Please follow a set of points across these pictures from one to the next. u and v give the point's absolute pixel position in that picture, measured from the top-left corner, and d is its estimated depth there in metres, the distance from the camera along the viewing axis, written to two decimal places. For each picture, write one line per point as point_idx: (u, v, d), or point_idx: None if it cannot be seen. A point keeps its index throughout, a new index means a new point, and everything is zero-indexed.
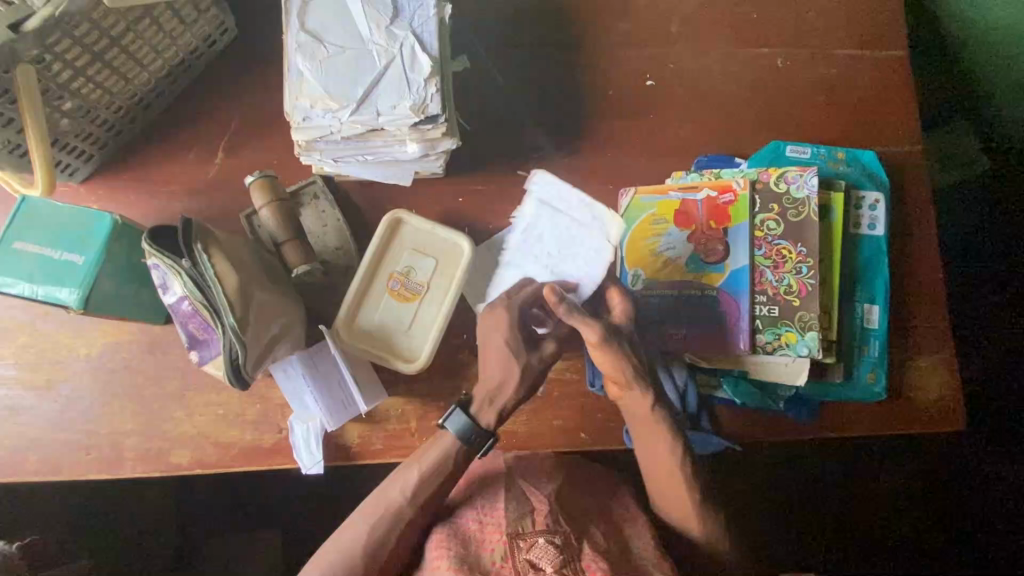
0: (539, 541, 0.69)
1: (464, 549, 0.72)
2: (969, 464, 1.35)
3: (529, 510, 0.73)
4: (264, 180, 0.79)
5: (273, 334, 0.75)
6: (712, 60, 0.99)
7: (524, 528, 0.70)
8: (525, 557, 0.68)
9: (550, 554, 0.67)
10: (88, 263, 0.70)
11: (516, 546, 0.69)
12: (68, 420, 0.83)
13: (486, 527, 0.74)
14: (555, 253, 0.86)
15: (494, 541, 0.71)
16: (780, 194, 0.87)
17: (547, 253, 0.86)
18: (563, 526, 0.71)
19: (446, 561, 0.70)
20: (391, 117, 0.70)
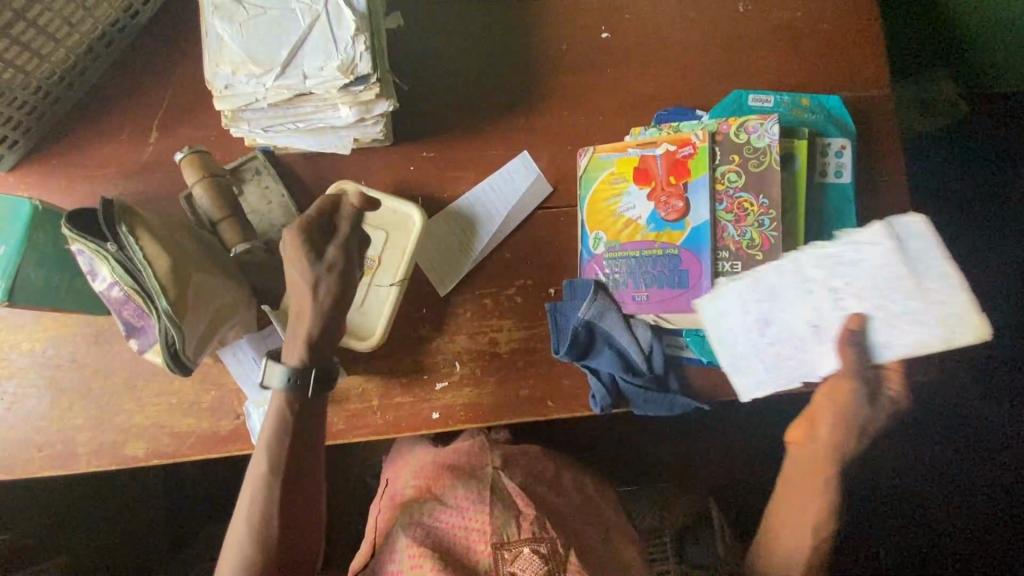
0: (524, 552, 0.77)
1: (448, 552, 0.79)
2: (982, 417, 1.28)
3: (515, 517, 0.80)
4: (193, 156, 0.75)
5: (215, 318, 0.72)
6: (669, 10, 0.94)
7: (509, 538, 0.78)
8: (509, 569, 0.76)
9: (534, 565, 0.76)
10: (11, 252, 0.66)
11: (501, 556, 0.77)
12: (16, 419, 0.80)
13: (471, 532, 0.81)
14: (875, 295, 0.62)
15: (479, 548, 0.79)
16: (740, 144, 0.84)
17: (859, 290, 0.63)
18: (548, 535, 0.78)
19: (430, 564, 0.77)
20: (318, 79, 0.66)
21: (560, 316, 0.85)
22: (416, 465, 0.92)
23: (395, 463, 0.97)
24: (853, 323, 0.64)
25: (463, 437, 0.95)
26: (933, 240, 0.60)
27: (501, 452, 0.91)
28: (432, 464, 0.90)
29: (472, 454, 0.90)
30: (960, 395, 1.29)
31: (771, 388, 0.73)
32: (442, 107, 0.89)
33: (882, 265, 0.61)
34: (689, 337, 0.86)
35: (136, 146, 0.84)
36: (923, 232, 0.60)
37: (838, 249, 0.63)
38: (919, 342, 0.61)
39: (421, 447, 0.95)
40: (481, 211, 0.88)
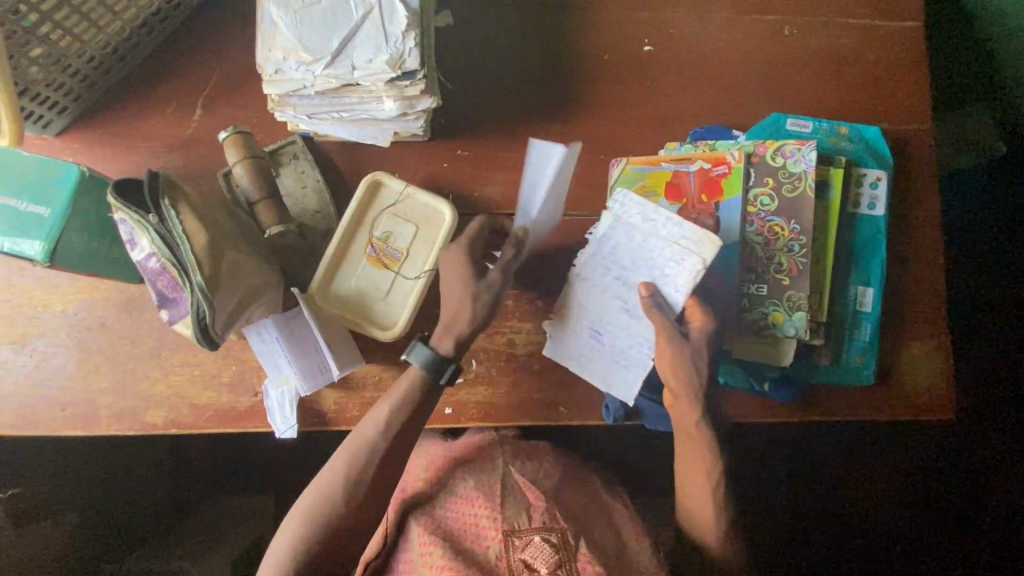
0: (534, 540, 0.79)
1: (460, 539, 0.81)
2: (963, 448, 1.32)
3: (526, 508, 0.82)
4: (236, 135, 0.76)
5: (245, 296, 0.73)
6: (713, 27, 0.94)
7: (519, 526, 0.80)
8: (520, 556, 0.78)
9: (544, 554, 0.77)
10: (54, 215, 0.67)
11: (511, 543, 0.79)
12: (43, 377, 0.82)
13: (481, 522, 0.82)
14: (630, 263, 0.80)
15: (488, 536, 0.81)
16: (776, 167, 0.83)
17: (621, 264, 0.80)
18: (558, 525, 0.80)
19: (441, 551, 0.78)
20: (367, 72, 0.67)
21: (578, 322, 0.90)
22: (423, 456, 0.92)
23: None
24: (644, 289, 0.77)
25: (471, 434, 0.94)
26: (645, 204, 0.79)
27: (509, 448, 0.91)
28: (443, 457, 0.90)
29: (479, 448, 0.91)
30: (953, 430, 1.32)
31: (633, 377, 0.81)
32: (480, 107, 0.90)
33: (629, 228, 0.80)
34: None
35: (179, 121, 0.86)
36: (637, 200, 0.80)
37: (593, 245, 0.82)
38: (693, 271, 0.76)
39: (430, 440, 0.96)
40: (509, 212, 0.89)
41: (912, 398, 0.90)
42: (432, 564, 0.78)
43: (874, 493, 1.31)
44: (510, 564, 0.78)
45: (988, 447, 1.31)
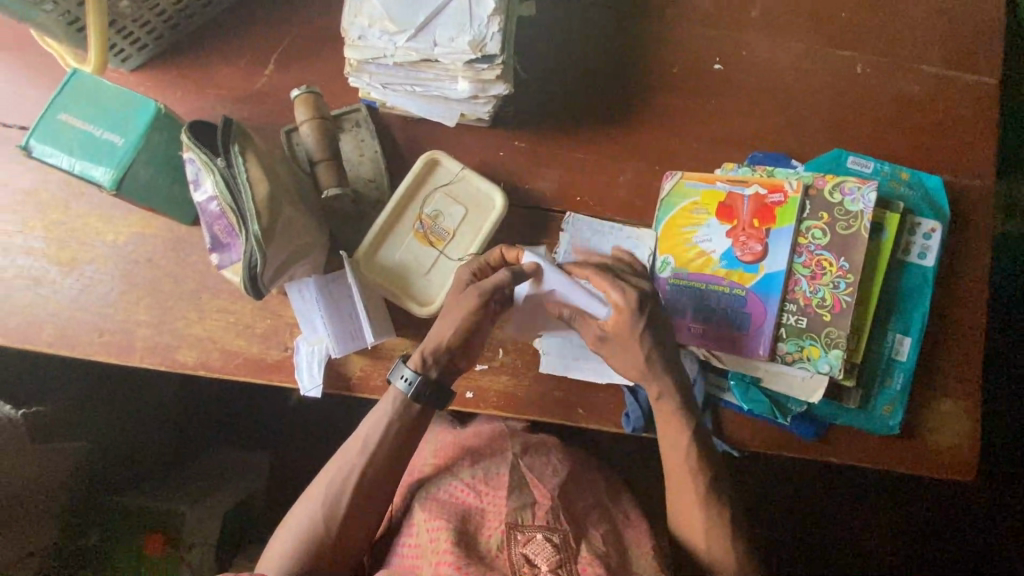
0: (536, 537, 0.77)
1: (463, 524, 0.80)
2: (971, 512, 1.30)
3: (531, 504, 0.81)
4: (307, 95, 0.77)
5: (294, 252, 0.74)
6: (786, 55, 0.94)
7: (524, 521, 0.79)
8: (521, 551, 0.76)
9: (545, 552, 0.75)
10: (127, 147, 0.69)
11: (514, 537, 0.78)
12: (84, 301, 0.84)
13: (486, 512, 0.82)
14: None
15: (492, 526, 0.80)
16: (832, 203, 0.83)
17: None
18: (562, 527, 0.78)
19: (446, 532, 0.78)
20: (447, 50, 0.68)
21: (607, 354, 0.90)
22: (433, 442, 0.94)
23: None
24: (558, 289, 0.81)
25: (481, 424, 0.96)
26: (592, 219, 0.90)
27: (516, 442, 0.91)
28: (452, 445, 0.92)
29: (488, 438, 0.93)
30: (963, 493, 1.30)
31: None
32: (544, 102, 0.91)
33: (583, 239, 0.89)
34: (732, 379, 0.85)
35: (252, 74, 0.88)
36: (582, 217, 0.90)
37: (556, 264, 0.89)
38: (647, 259, 0.88)
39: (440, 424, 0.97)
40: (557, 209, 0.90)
41: (934, 453, 0.88)
42: (434, 546, 0.78)
43: (871, 538, 1.31)
44: (510, 557, 0.76)
45: (996, 514, 1.29)
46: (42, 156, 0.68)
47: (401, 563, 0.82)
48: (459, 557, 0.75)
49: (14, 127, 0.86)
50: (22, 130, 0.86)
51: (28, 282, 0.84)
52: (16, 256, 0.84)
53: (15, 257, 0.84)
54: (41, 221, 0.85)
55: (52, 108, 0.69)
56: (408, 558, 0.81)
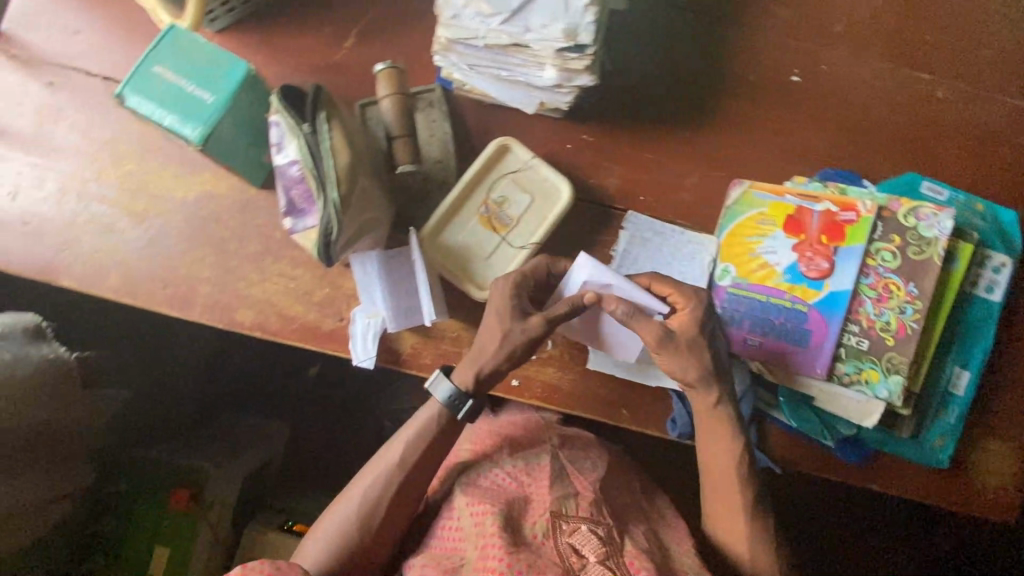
0: (581, 529, 0.77)
1: (507, 509, 0.80)
2: (1000, 557, 1.27)
3: (574, 495, 0.81)
4: (390, 70, 0.78)
5: (364, 224, 0.75)
6: (867, 72, 0.93)
7: (568, 511, 0.79)
8: (567, 541, 0.76)
9: (592, 544, 0.75)
10: (216, 104, 0.70)
11: (558, 526, 0.78)
12: (153, 252, 0.85)
13: (530, 499, 0.82)
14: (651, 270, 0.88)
15: (537, 513, 0.80)
16: (906, 227, 0.81)
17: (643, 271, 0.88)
18: (605, 520, 0.78)
19: (493, 517, 0.78)
20: (539, 36, 0.68)
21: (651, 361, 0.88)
22: (470, 429, 0.96)
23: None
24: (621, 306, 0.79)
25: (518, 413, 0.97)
26: (655, 220, 0.89)
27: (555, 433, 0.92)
28: (489, 432, 0.94)
29: (526, 428, 0.94)
30: (992, 536, 1.27)
31: None
32: (616, 98, 0.90)
33: (643, 240, 0.89)
34: (782, 395, 0.84)
35: (332, 45, 0.89)
36: (644, 217, 0.89)
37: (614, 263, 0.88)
38: (706, 265, 0.88)
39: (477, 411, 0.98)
40: (620, 206, 0.89)
41: (980, 491, 0.86)
42: (479, 530, 0.78)
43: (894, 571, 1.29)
44: (556, 547, 0.76)
45: None
46: (134, 107, 0.70)
47: (442, 547, 0.82)
48: (506, 542, 0.75)
49: (98, 77, 0.87)
50: (105, 81, 0.87)
51: (100, 229, 0.85)
52: (89, 204, 0.86)
53: (88, 205, 0.86)
54: (116, 170, 0.86)
55: (148, 60, 0.70)
56: (450, 541, 0.82)
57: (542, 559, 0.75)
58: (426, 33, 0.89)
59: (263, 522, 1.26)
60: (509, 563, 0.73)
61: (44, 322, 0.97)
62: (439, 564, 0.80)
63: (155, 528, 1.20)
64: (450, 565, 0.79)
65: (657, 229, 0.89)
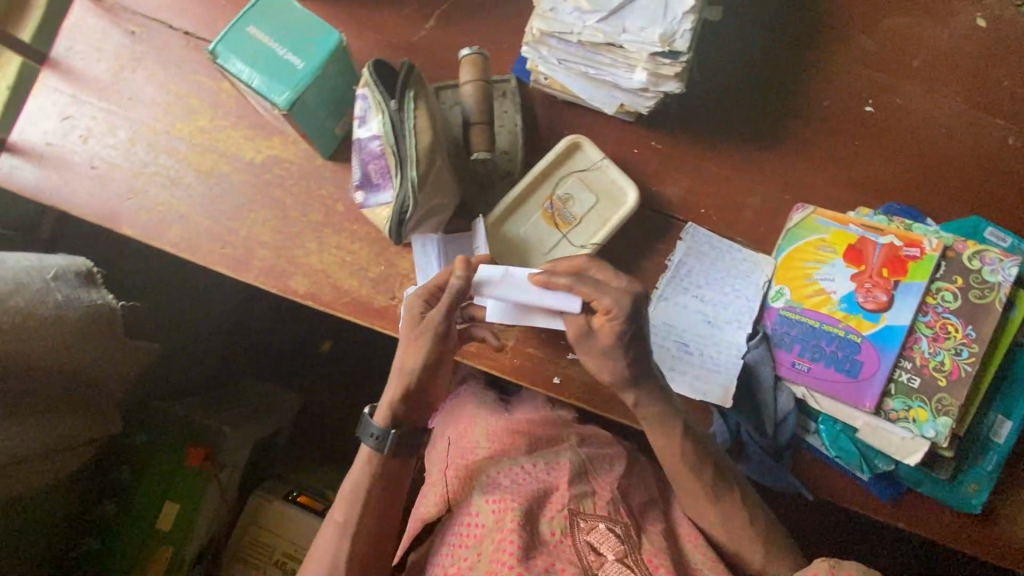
0: (598, 526, 0.79)
1: (527, 505, 0.81)
2: None
3: (592, 493, 0.83)
4: (476, 57, 0.79)
5: (433, 207, 0.75)
6: (942, 110, 0.90)
7: (584, 509, 0.81)
8: (584, 539, 0.78)
9: (609, 541, 0.77)
10: (306, 71, 0.70)
11: (576, 524, 0.80)
12: (216, 210, 0.86)
13: (547, 494, 0.83)
14: (705, 283, 0.88)
15: (553, 509, 0.81)
16: (969, 269, 0.80)
17: (696, 284, 0.88)
18: (622, 518, 0.80)
19: (514, 513, 0.79)
20: (635, 38, 0.68)
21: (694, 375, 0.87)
22: (485, 424, 0.91)
23: (452, 425, 0.95)
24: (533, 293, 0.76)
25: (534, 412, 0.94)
26: (713, 234, 0.89)
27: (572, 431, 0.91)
28: (503, 427, 0.90)
29: (546, 426, 0.91)
30: None
31: (725, 381, 0.85)
32: (687, 110, 0.90)
33: (699, 252, 0.88)
34: (823, 423, 0.84)
35: (412, 25, 0.89)
36: (702, 229, 0.88)
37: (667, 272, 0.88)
38: (761, 285, 0.87)
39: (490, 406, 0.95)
40: (680, 217, 0.89)
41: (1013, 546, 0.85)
42: (498, 527, 0.79)
43: None
44: (574, 545, 0.78)
45: None
46: (224, 65, 0.70)
47: (458, 542, 0.82)
48: (524, 542, 0.77)
49: (178, 31, 0.88)
50: (185, 35, 0.88)
51: (166, 181, 0.86)
52: (158, 155, 0.86)
53: (157, 156, 0.86)
54: (187, 125, 0.87)
55: (243, 21, 0.70)
56: (466, 537, 0.81)
57: (560, 559, 0.77)
58: (506, 24, 0.89)
59: (269, 491, 1.27)
60: (527, 564, 0.75)
61: (95, 267, 0.97)
62: (457, 561, 0.80)
63: (166, 483, 1.22)
64: (468, 562, 0.79)
65: (715, 244, 0.89)
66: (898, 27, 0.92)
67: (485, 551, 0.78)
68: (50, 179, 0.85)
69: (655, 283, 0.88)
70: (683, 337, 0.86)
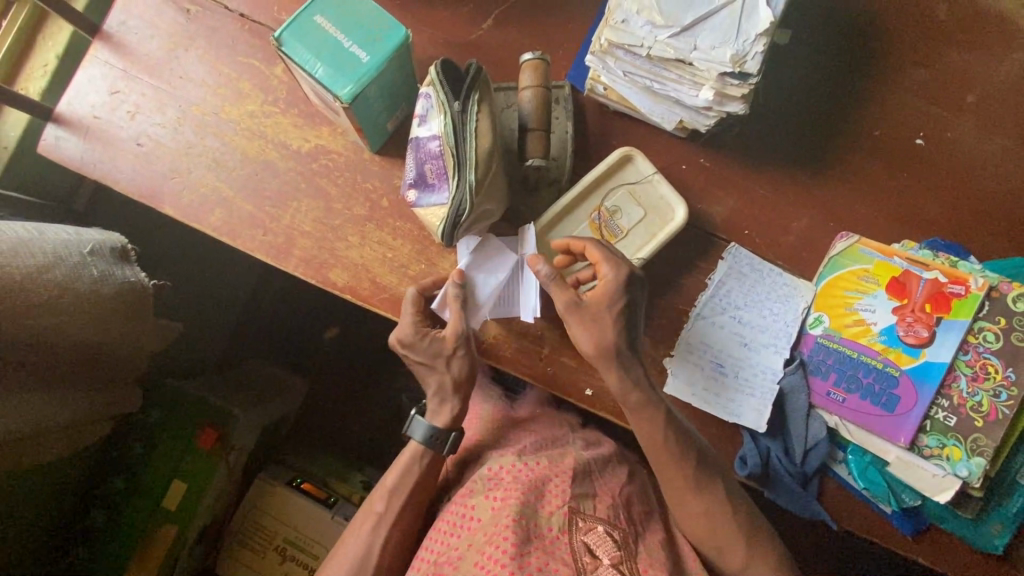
0: (596, 529, 0.74)
1: (524, 496, 0.75)
2: None
3: (592, 495, 0.79)
4: (538, 62, 0.78)
5: (485, 211, 0.75)
6: (992, 150, 0.89)
7: (584, 510, 0.76)
8: (581, 539, 0.73)
9: (606, 545, 0.72)
10: (370, 64, 0.69)
11: (575, 523, 0.74)
12: (259, 196, 0.84)
13: (549, 488, 0.78)
14: (743, 305, 0.87)
15: (552, 503, 0.76)
16: (1014, 311, 0.80)
17: (735, 305, 0.87)
18: (621, 525, 0.76)
19: (510, 506, 0.74)
20: (705, 56, 0.68)
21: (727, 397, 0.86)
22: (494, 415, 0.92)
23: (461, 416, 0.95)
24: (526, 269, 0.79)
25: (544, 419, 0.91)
26: (755, 256, 0.88)
27: (581, 437, 0.90)
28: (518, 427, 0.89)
29: (548, 425, 0.91)
30: None
31: (760, 406, 0.84)
32: (738, 129, 0.89)
33: (740, 274, 0.87)
34: (851, 453, 0.84)
35: (470, 24, 0.88)
36: (744, 250, 0.88)
37: (706, 290, 0.87)
38: (801, 311, 0.86)
39: (492, 406, 0.93)
40: (723, 236, 0.88)
41: None
42: (494, 519, 0.74)
43: None
44: (570, 545, 0.72)
45: None
46: (288, 51, 0.69)
47: (451, 530, 0.77)
48: (519, 534, 0.71)
49: (234, 12, 0.87)
50: (240, 17, 0.87)
51: (211, 163, 0.85)
52: (206, 136, 0.85)
53: (204, 137, 0.85)
54: (237, 108, 0.85)
55: (310, 10, 0.70)
56: (459, 528, 0.77)
57: (555, 558, 0.70)
58: (564, 30, 0.88)
59: (274, 474, 1.27)
60: (520, 561, 0.68)
61: (129, 244, 0.97)
62: (447, 550, 0.75)
63: (177, 464, 1.20)
64: (456, 553, 0.74)
65: (757, 265, 0.88)
66: (954, 62, 0.91)
67: (475, 543, 0.73)
68: (95, 152, 0.84)
69: (694, 301, 0.87)
70: (718, 358, 0.86)
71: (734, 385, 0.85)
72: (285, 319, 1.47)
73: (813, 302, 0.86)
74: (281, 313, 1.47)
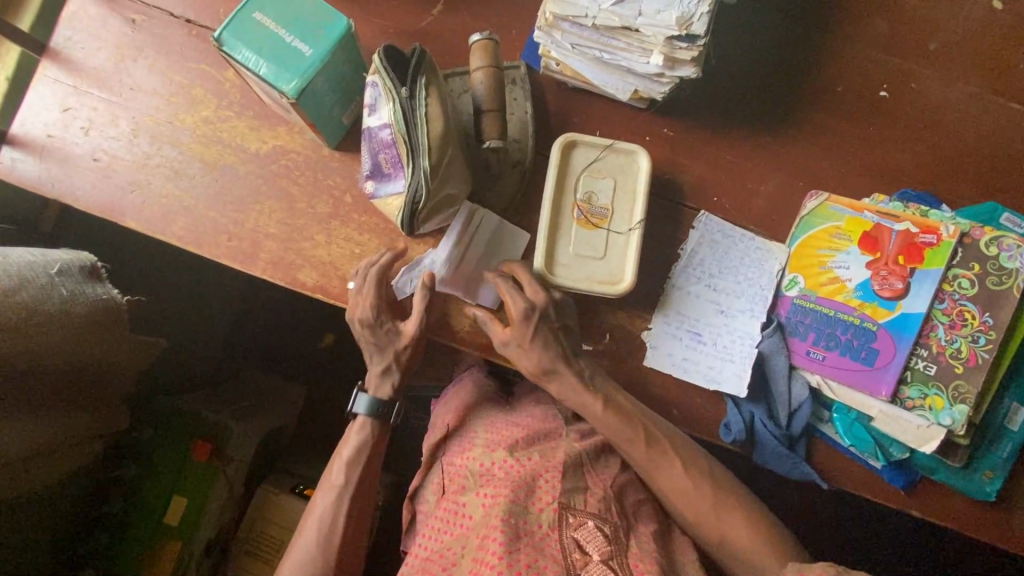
0: (587, 524, 0.74)
1: (516, 495, 0.75)
2: None
3: (584, 489, 0.78)
4: (487, 43, 0.78)
5: (446, 197, 0.74)
6: (957, 96, 0.88)
7: (576, 505, 0.75)
8: (572, 535, 0.73)
9: (597, 541, 0.72)
10: (314, 57, 0.69)
11: (565, 518, 0.74)
12: (221, 202, 0.84)
13: (539, 485, 0.77)
14: (716, 271, 0.86)
15: (544, 499, 0.76)
16: (987, 256, 0.79)
17: (708, 273, 0.86)
18: (613, 519, 0.75)
19: (500, 506, 0.74)
20: (651, 22, 0.68)
21: (711, 365, 0.85)
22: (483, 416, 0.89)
23: (455, 415, 0.90)
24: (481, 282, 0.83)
25: (532, 409, 0.90)
26: (726, 223, 0.87)
27: (578, 428, 0.86)
28: (507, 423, 0.86)
29: (539, 421, 0.86)
30: None
31: (741, 371, 0.84)
32: (700, 95, 0.89)
33: (710, 242, 0.87)
34: (836, 411, 0.84)
35: (420, 12, 0.87)
36: (715, 219, 0.87)
37: (679, 303, 0.86)
38: (776, 273, 0.86)
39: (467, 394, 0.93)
40: (690, 205, 0.88)
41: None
42: (484, 519, 0.74)
43: None
44: (560, 541, 0.72)
45: None
46: (230, 50, 0.68)
47: (442, 527, 0.78)
48: (508, 532, 0.71)
49: (180, 18, 0.86)
50: (187, 23, 0.86)
51: (170, 172, 0.84)
52: (162, 146, 0.84)
53: (160, 147, 0.84)
54: (191, 115, 0.85)
55: (249, 7, 0.69)
56: (450, 526, 0.77)
57: (544, 554, 0.71)
58: (515, 10, 0.87)
59: (277, 484, 1.27)
60: (509, 561, 0.69)
61: (99, 262, 0.96)
62: (440, 549, 0.76)
63: (173, 481, 1.20)
64: (449, 555, 0.75)
65: (730, 232, 0.87)
66: (913, 9, 0.90)
67: (466, 545, 0.74)
68: (52, 171, 0.83)
69: (668, 274, 0.87)
70: (697, 328, 0.85)
71: (713, 353, 0.85)
72: (269, 326, 1.47)
73: (784, 262, 0.86)
74: (264, 321, 1.46)
